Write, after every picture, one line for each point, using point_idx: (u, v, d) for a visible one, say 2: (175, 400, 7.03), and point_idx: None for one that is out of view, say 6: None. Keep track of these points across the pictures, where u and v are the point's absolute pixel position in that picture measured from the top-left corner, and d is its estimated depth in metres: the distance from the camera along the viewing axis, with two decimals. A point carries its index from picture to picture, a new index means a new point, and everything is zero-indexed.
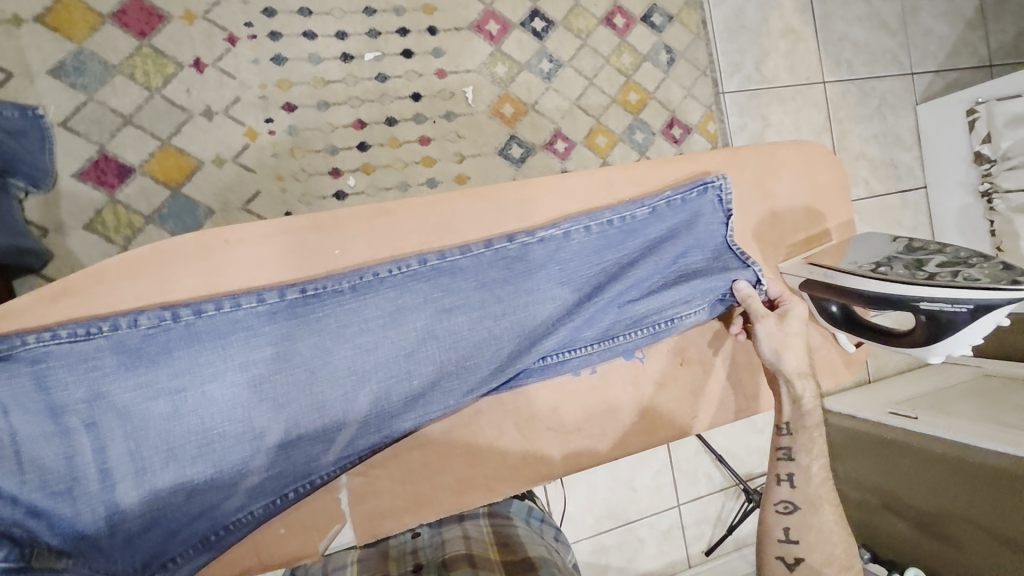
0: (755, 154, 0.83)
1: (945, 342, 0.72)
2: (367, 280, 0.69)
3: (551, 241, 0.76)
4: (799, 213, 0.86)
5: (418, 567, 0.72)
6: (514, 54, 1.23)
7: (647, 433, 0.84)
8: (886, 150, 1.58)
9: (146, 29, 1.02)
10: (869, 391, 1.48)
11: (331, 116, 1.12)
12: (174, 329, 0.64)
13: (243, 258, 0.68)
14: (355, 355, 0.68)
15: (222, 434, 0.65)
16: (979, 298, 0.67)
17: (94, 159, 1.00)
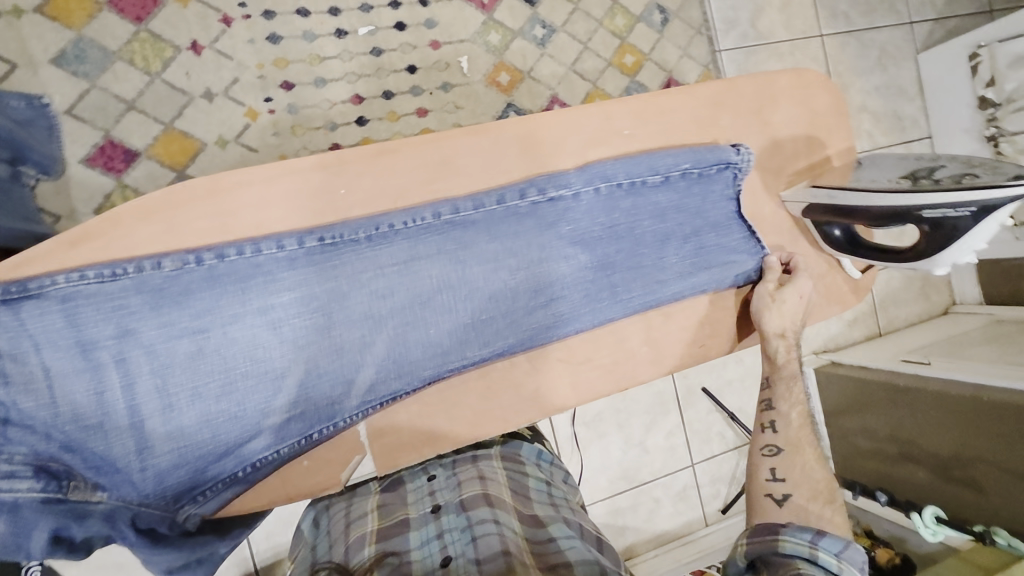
0: (752, 84, 0.83)
1: (949, 250, 0.72)
2: (382, 230, 0.69)
3: (561, 203, 0.75)
4: (800, 140, 0.86)
5: (438, 507, 0.77)
6: (507, 22, 1.23)
7: (656, 363, 0.85)
8: (888, 102, 1.57)
9: (142, 13, 1.03)
10: (880, 344, 1.49)
11: (328, 92, 1.13)
12: (195, 271, 0.65)
13: (251, 199, 0.69)
14: (370, 302, 0.69)
15: (244, 373, 0.66)
16: (980, 199, 0.67)
17: (100, 144, 1.02)
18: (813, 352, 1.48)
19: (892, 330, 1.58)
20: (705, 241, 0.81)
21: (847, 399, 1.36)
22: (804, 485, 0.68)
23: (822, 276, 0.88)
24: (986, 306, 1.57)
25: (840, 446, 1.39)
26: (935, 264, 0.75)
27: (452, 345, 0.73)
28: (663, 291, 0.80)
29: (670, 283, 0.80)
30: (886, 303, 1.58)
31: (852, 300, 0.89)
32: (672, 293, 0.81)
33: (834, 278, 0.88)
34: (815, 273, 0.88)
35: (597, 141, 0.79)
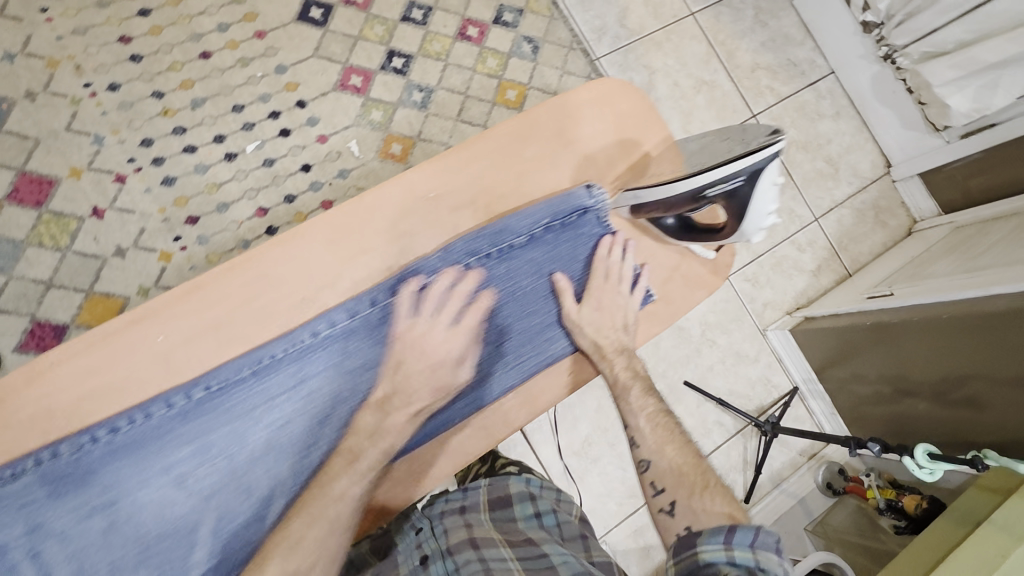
0: (546, 111, 0.79)
1: (752, 219, 0.72)
2: (266, 362, 0.66)
3: (437, 287, 0.72)
4: (611, 148, 0.81)
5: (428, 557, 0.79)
6: (385, 97, 1.28)
7: (529, 404, 0.77)
8: (779, 53, 1.59)
9: (40, 197, 1.09)
10: (850, 286, 1.45)
11: (233, 213, 1.17)
12: (95, 449, 0.61)
13: (71, 376, 0.63)
14: (271, 434, 0.67)
15: (159, 539, 0.63)
16: (742, 166, 0.66)
17: (29, 328, 1.05)
18: (787, 312, 1.45)
19: (859, 267, 1.55)
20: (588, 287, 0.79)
21: (832, 351, 1.31)
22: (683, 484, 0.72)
23: (677, 268, 0.83)
24: (945, 216, 1.54)
25: (841, 397, 1.34)
26: (747, 235, 0.74)
27: None
28: (554, 347, 0.77)
29: (557, 337, 0.77)
30: (844, 242, 1.55)
31: (717, 282, 0.84)
32: (563, 347, 0.78)
33: (689, 265, 0.83)
34: (667, 267, 0.83)
35: (407, 212, 0.73)
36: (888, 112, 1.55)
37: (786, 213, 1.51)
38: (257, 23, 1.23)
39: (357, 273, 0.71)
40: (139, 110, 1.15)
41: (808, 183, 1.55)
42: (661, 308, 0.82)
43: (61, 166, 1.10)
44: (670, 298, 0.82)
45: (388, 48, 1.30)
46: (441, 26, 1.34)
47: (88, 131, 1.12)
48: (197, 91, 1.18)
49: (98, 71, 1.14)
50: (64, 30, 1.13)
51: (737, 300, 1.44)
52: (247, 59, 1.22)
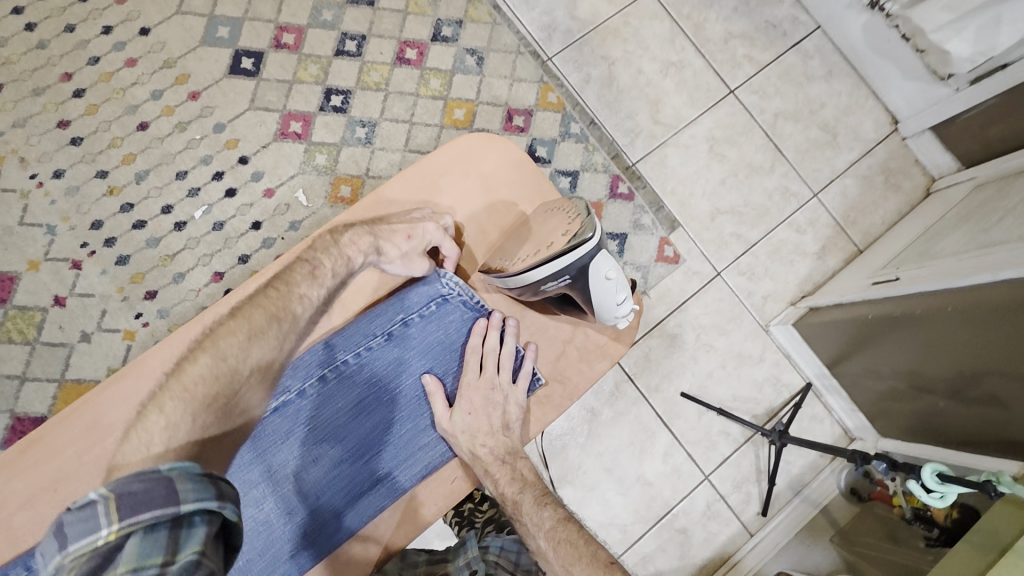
0: (399, 182, 0.81)
1: (600, 308, 0.76)
2: None
3: (286, 409, 0.75)
4: (477, 215, 0.82)
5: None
6: (328, 139, 1.24)
7: (407, 522, 0.77)
8: (754, 16, 1.44)
9: (4, 294, 1.12)
10: (857, 266, 1.31)
11: (189, 282, 1.16)
12: None
13: None
14: None
15: None
16: (562, 267, 0.71)
17: (10, 424, 1.08)
18: (791, 303, 1.33)
19: (872, 241, 1.39)
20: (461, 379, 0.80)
21: (840, 346, 1.19)
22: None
23: (570, 341, 0.83)
24: (966, 170, 1.36)
25: (858, 393, 1.22)
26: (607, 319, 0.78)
27: None
28: (428, 454, 0.79)
29: (434, 445, 0.79)
30: (851, 216, 1.40)
31: (620, 349, 0.83)
32: (438, 453, 0.79)
33: (585, 336, 0.83)
34: (559, 341, 0.83)
35: None
36: (886, 62, 1.36)
37: (780, 193, 1.38)
38: (190, 85, 1.22)
39: None
40: (85, 193, 1.16)
41: (803, 156, 1.41)
42: (556, 389, 0.82)
43: (20, 261, 1.13)
44: (563, 377, 0.82)
45: (325, 87, 1.26)
46: (378, 54, 1.29)
47: (40, 222, 1.15)
48: (139, 164, 1.18)
49: (42, 160, 1.16)
50: (6, 125, 1.17)
51: (731, 296, 1.32)
52: (184, 123, 1.21)
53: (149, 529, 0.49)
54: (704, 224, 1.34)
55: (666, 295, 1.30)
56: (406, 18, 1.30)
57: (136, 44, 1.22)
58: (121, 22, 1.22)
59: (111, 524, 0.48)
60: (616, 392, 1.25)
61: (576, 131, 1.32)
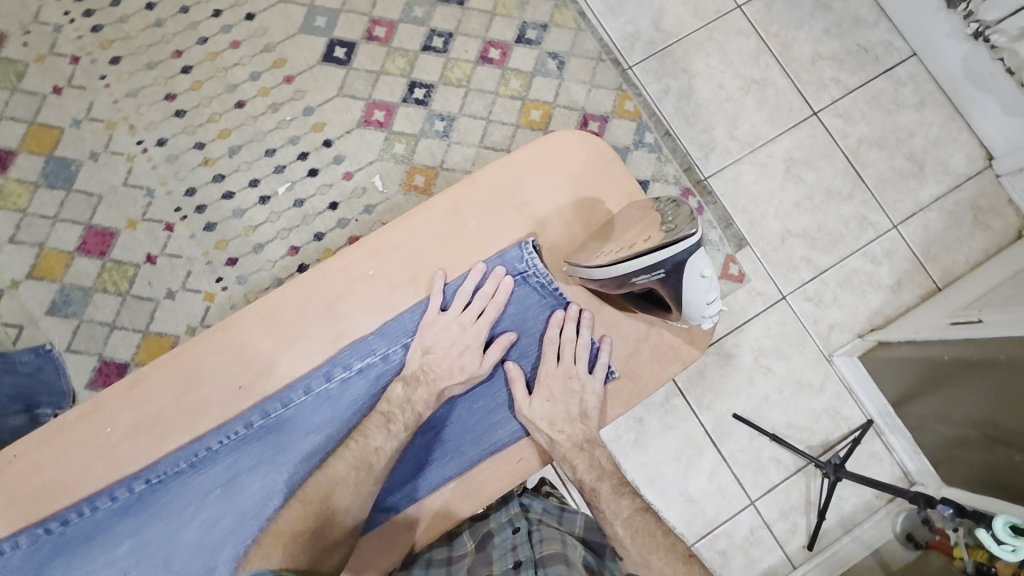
0: (492, 171, 0.81)
1: (689, 304, 0.73)
2: (202, 455, 0.74)
3: (371, 370, 0.79)
4: (564, 210, 0.81)
5: (519, 563, 0.81)
6: (407, 129, 1.29)
7: (471, 497, 0.79)
8: (845, 39, 1.40)
9: (104, 247, 1.21)
10: (935, 305, 1.25)
11: (268, 253, 1.23)
12: (49, 540, 0.72)
13: (24, 472, 0.72)
14: (204, 527, 0.74)
15: None
16: (660, 261, 0.67)
17: (97, 367, 1.17)
18: (859, 335, 1.28)
19: (952, 280, 1.33)
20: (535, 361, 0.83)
21: (910, 385, 1.14)
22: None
23: (644, 339, 0.82)
24: None
25: (926, 436, 1.16)
26: (691, 317, 0.75)
27: None
28: (500, 432, 0.81)
29: (505, 423, 0.81)
30: (933, 251, 1.34)
31: (693, 353, 0.81)
32: (509, 433, 0.81)
33: (660, 335, 0.81)
34: (634, 338, 0.82)
35: (341, 293, 0.77)
36: (987, 95, 1.31)
37: (857, 220, 1.33)
38: (286, 69, 1.30)
39: (291, 361, 0.77)
40: (183, 161, 1.25)
41: (885, 185, 1.35)
42: (626, 384, 0.82)
43: (120, 219, 1.23)
44: (635, 374, 0.82)
45: (410, 80, 1.31)
46: (463, 52, 1.33)
47: (142, 185, 1.24)
48: (233, 139, 1.26)
49: (148, 128, 1.26)
50: (120, 94, 1.27)
51: (796, 321, 1.28)
52: (278, 104, 1.28)
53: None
54: (773, 246, 1.31)
55: (727, 313, 1.28)
56: (492, 19, 1.34)
57: (241, 28, 1.30)
58: (230, 7, 1.31)
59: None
60: (667, 405, 1.23)
61: (650, 141, 1.32)
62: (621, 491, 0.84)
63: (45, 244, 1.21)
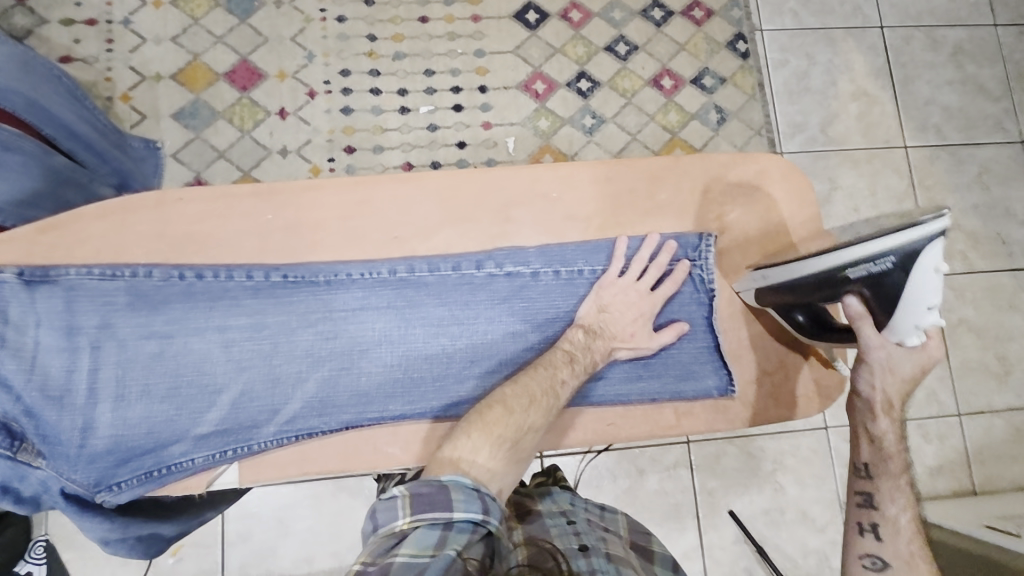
0: (699, 159, 0.82)
1: (901, 312, 0.67)
2: (341, 277, 0.78)
3: (518, 279, 0.81)
4: (752, 223, 0.83)
5: (586, 547, 0.67)
6: (558, 110, 1.32)
7: (555, 436, 0.80)
8: (990, 223, 1.39)
9: (248, 84, 1.26)
10: (969, 505, 1.21)
11: (384, 157, 1.26)
12: (177, 285, 0.75)
13: (181, 214, 0.75)
14: (315, 341, 0.78)
15: (189, 382, 0.76)
16: (889, 245, 0.65)
17: (189, 183, 1.21)
18: None
19: (991, 491, 1.28)
20: (680, 349, 0.83)
21: None
22: (901, 555, 0.70)
23: (772, 374, 0.83)
24: None
25: None
26: (900, 333, 0.68)
27: (377, 396, 0.78)
28: (606, 390, 0.81)
29: (617, 384, 0.82)
30: (983, 455, 1.30)
31: (813, 408, 0.84)
32: (616, 395, 0.82)
33: (787, 378, 0.83)
34: (762, 369, 0.83)
35: (521, 200, 0.79)
36: None
37: (926, 391, 1.31)
38: (478, 8, 1.33)
39: (450, 236, 0.79)
40: (351, 44, 1.29)
41: (966, 372, 1.33)
42: (736, 406, 0.83)
43: (274, 66, 1.27)
44: (749, 402, 0.83)
45: (581, 69, 1.34)
46: (640, 67, 1.35)
47: (306, 47, 1.28)
48: (403, 46, 1.30)
49: (336, 2, 1.30)
50: None
51: (826, 454, 1.22)
52: (456, 35, 1.32)
53: (428, 528, 0.55)
54: None
55: None
56: (679, 52, 1.37)
57: None
58: None
59: (404, 518, 0.56)
60: (672, 471, 1.18)
61: None
62: (903, 466, 0.71)
63: (200, 57, 1.25)
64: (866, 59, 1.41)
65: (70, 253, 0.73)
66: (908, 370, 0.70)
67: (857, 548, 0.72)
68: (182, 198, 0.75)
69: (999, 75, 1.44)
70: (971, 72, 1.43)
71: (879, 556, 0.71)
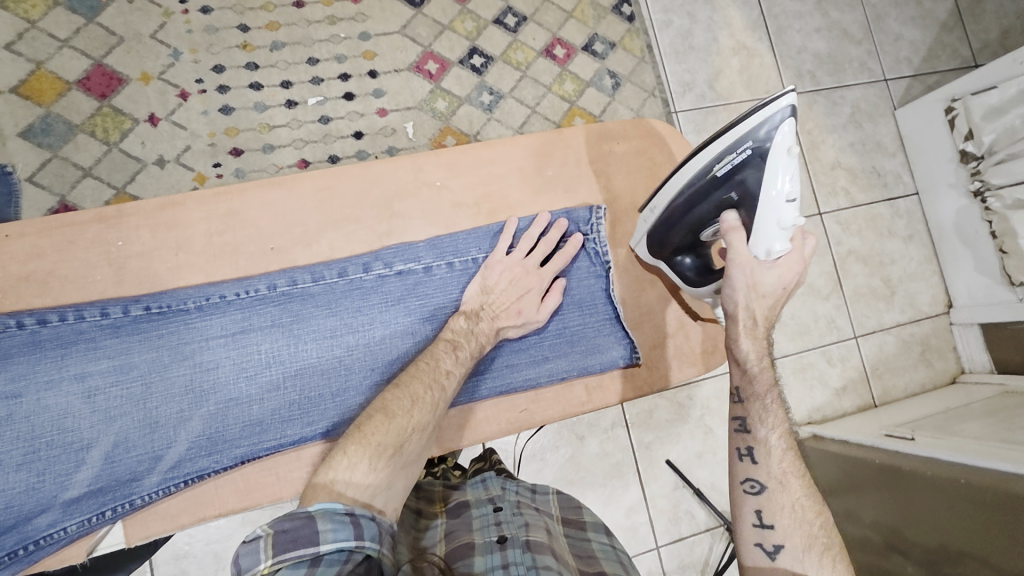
0: (577, 135, 0.90)
1: (761, 210, 0.74)
2: (215, 301, 0.77)
3: (409, 276, 0.82)
4: (640, 186, 0.91)
5: (504, 539, 0.68)
6: (454, 90, 1.28)
7: (469, 430, 0.83)
8: (865, 158, 1.51)
9: (106, 91, 1.13)
10: (871, 416, 1.34)
11: (276, 157, 1.18)
12: (17, 335, 0.72)
13: (18, 252, 0.76)
14: (194, 373, 0.75)
15: (48, 443, 0.71)
16: (744, 134, 0.72)
17: (55, 208, 1.09)
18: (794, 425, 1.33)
19: (888, 401, 1.43)
20: (585, 324, 0.87)
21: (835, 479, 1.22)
22: (774, 475, 0.73)
23: (671, 336, 0.91)
24: (997, 375, 1.40)
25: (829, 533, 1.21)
26: (766, 230, 0.75)
27: (272, 422, 0.77)
28: (514, 376, 0.85)
29: (522, 368, 0.85)
30: (879, 370, 1.44)
31: (713, 360, 0.92)
32: (526, 379, 0.85)
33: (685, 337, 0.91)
34: (662, 332, 0.91)
35: (404, 193, 0.85)
36: (964, 251, 1.44)
37: (826, 320, 1.42)
38: None
39: (332, 239, 0.82)
40: (221, 37, 1.19)
41: (858, 298, 1.45)
42: (642, 371, 0.89)
43: (135, 69, 1.15)
44: (654, 364, 0.89)
45: (472, 45, 1.31)
46: (531, 38, 1.34)
47: (169, 44, 1.17)
48: (280, 35, 1.21)
49: None
50: None
51: None
52: (336, 18, 1.24)
53: (292, 568, 0.51)
54: None
55: None
56: (567, 20, 1.36)
57: None
58: None
59: (265, 562, 0.51)
60: (609, 432, 1.23)
61: None
62: (768, 384, 0.77)
63: (44, 65, 1.11)
64: (742, 13, 1.47)
65: None
66: (769, 291, 0.78)
67: (738, 474, 0.76)
68: (13, 237, 0.75)
69: (860, 18, 1.55)
70: (836, 19, 1.53)
71: (756, 479, 0.74)
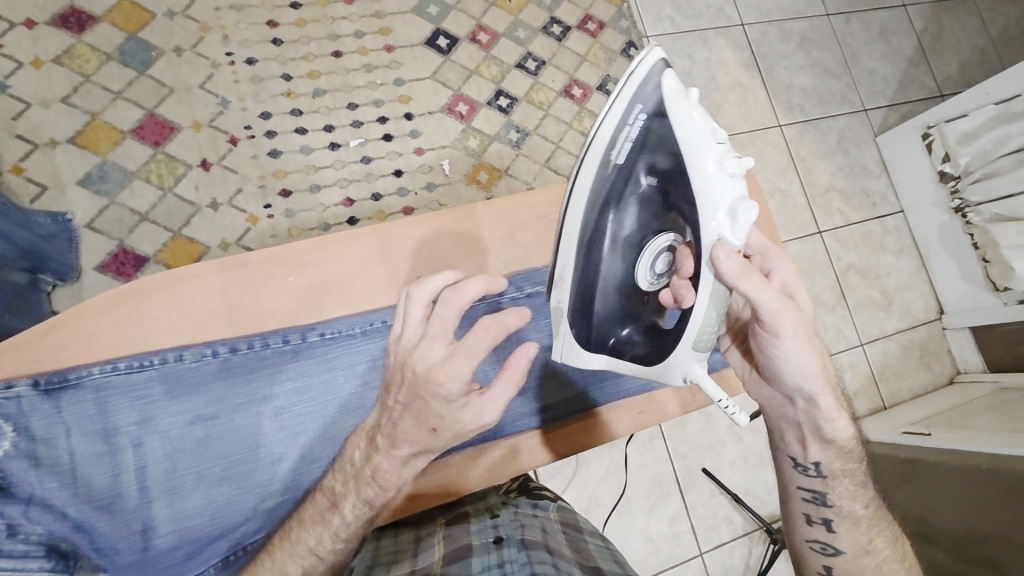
0: None
1: (702, 190, 0.59)
2: (377, 325, 0.81)
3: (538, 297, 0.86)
4: None
5: (500, 539, 0.74)
6: (484, 129, 1.38)
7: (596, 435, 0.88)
8: (855, 181, 1.65)
9: (160, 139, 1.19)
10: (886, 418, 1.44)
11: (322, 197, 1.25)
12: (212, 363, 0.75)
13: (201, 288, 0.77)
14: (367, 394, 0.79)
15: (245, 462, 0.75)
16: (624, 107, 0.60)
17: (114, 252, 1.13)
18: None
19: (897, 403, 1.53)
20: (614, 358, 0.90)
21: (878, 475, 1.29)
22: (855, 543, 0.73)
23: None
24: (991, 373, 1.52)
25: None
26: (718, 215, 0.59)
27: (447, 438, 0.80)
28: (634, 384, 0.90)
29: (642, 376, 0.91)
30: (885, 373, 1.55)
31: None
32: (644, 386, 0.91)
33: None
34: None
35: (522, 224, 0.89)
36: (949, 261, 1.58)
37: (834, 330, 1.53)
38: (389, 39, 1.35)
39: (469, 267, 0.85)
40: (266, 86, 1.26)
41: (861, 308, 1.57)
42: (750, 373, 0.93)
43: (186, 117, 1.21)
44: None
45: (498, 88, 1.41)
46: (551, 80, 1.45)
47: (217, 93, 1.23)
48: (320, 83, 1.29)
49: (242, 45, 1.26)
50: (224, 4, 1.27)
51: None
52: (372, 66, 1.33)
53: None
54: None
55: None
56: (582, 63, 1.48)
57: None
58: None
59: None
60: (649, 444, 1.29)
61: None
62: (856, 458, 0.74)
63: (99, 116, 1.17)
64: (735, 54, 1.62)
65: (81, 351, 0.72)
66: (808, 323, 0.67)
67: (805, 534, 0.77)
68: (187, 275, 0.76)
69: (837, 56, 1.71)
70: (817, 57, 1.69)
71: (828, 542, 0.75)
